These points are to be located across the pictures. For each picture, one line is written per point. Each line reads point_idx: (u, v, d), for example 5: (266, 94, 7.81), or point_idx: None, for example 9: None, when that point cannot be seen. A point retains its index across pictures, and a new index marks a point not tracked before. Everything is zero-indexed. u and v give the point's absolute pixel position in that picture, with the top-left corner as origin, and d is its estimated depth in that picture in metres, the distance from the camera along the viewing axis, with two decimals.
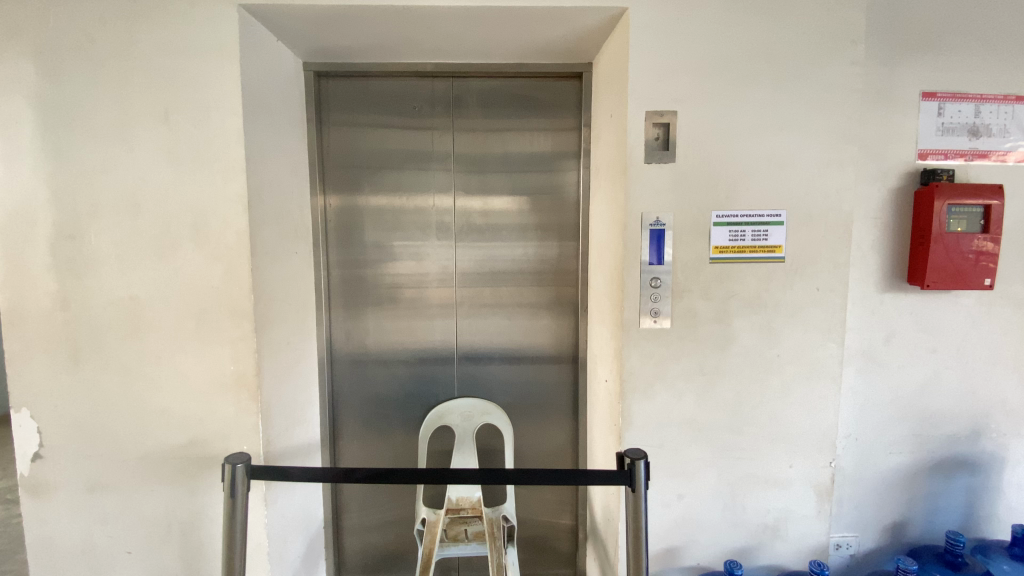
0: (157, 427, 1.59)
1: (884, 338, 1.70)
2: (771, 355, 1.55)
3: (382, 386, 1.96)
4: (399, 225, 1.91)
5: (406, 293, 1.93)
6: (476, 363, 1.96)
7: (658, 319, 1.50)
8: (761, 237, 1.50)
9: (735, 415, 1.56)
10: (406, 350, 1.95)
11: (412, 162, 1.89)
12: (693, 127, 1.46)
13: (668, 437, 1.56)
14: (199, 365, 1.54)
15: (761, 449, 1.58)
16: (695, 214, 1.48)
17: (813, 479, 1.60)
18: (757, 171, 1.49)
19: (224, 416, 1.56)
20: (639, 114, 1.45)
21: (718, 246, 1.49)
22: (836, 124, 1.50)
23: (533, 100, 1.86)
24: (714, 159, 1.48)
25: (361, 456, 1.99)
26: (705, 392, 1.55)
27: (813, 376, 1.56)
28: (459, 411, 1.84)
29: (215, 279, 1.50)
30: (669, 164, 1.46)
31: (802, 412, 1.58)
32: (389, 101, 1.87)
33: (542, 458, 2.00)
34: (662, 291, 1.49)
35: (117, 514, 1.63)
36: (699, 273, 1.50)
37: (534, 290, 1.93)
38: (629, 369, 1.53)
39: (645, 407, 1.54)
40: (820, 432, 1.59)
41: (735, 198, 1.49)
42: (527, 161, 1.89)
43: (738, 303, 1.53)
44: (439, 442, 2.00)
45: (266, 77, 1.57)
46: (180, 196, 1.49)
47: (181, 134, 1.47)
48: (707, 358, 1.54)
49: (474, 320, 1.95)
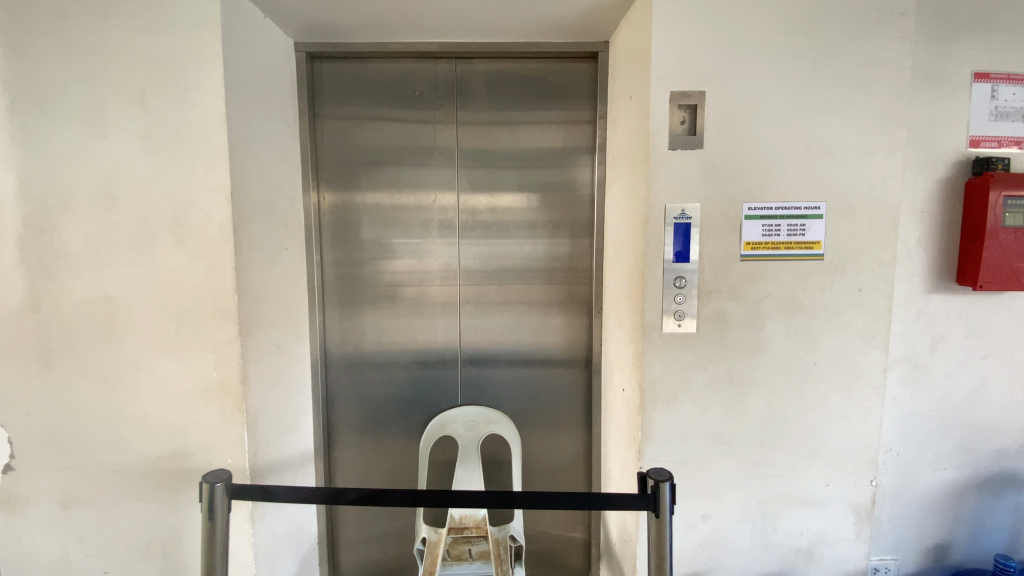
0: (135, 438, 1.46)
1: (930, 343, 1.54)
2: (808, 363, 1.40)
3: (380, 392, 1.83)
4: (398, 220, 1.77)
5: (405, 292, 1.80)
6: (481, 367, 1.82)
7: (683, 322, 1.36)
8: (797, 232, 1.35)
9: (767, 428, 1.42)
10: (406, 354, 1.82)
11: (411, 152, 1.75)
12: (722, 109, 1.32)
13: (692, 452, 1.42)
14: (180, 372, 1.41)
15: (794, 465, 1.44)
16: (724, 205, 1.34)
17: (851, 499, 1.46)
18: (793, 159, 1.34)
19: (207, 426, 1.43)
20: (664, 95, 1.30)
21: (750, 241, 1.35)
22: (882, 107, 1.34)
23: (543, 84, 1.72)
24: (746, 144, 1.33)
25: (358, 466, 1.86)
26: (733, 403, 1.40)
27: (853, 386, 1.41)
28: (463, 419, 1.70)
29: (196, 278, 1.37)
30: (696, 150, 1.32)
31: (841, 426, 1.43)
32: (387, 86, 1.73)
33: (553, 470, 1.86)
34: (688, 291, 1.35)
35: (95, 530, 1.51)
36: (728, 272, 1.36)
37: (543, 289, 1.79)
38: (650, 377, 1.38)
39: (667, 419, 1.40)
40: (861, 448, 1.44)
41: (769, 187, 1.34)
42: (538, 151, 1.74)
43: (772, 304, 1.38)
44: (442, 451, 1.87)
45: (252, 57, 1.44)
46: (158, 186, 1.36)
47: (159, 118, 1.34)
48: (736, 365, 1.39)
49: (479, 322, 1.81)
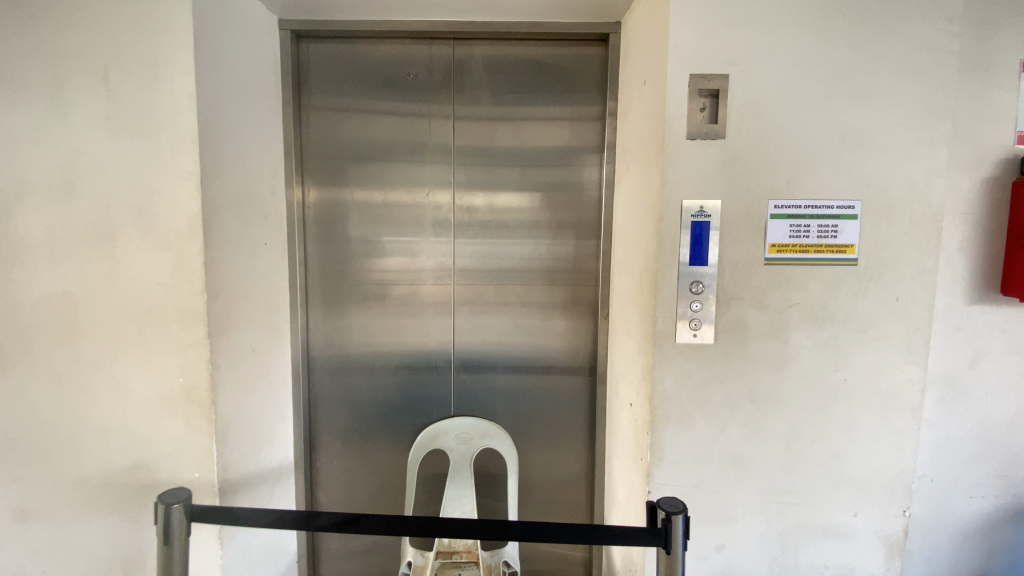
0: (96, 446, 1.34)
1: (970, 359, 1.39)
2: (837, 380, 1.26)
3: (367, 400, 1.70)
4: (389, 215, 1.64)
5: (396, 292, 1.67)
6: (476, 375, 1.69)
7: (699, 332, 1.22)
8: (829, 234, 1.21)
9: (790, 451, 1.28)
10: (395, 359, 1.68)
11: (404, 142, 1.61)
12: (746, 96, 1.18)
13: (706, 475, 1.28)
14: (144, 376, 1.29)
15: (819, 493, 1.30)
16: (747, 203, 1.20)
17: (882, 531, 1.31)
18: (826, 152, 1.20)
19: (173, 436, 1.30)
20: (682, 79, 1.17)
21: (776, 243, 1.21)
22: (926, 96, 1.20)
23: (548, 70, 1.58)
24: (772, 135, 1.19)
25: (342, 479, 1.73)
26: (753, 422, 1.27)
27: (886, 407, 1.27)
28: (456, 432, 1.57)
29: (162, 273, 1.25)
30: (717, 140, 1.18)
31: (872, 450, 1.29)
32: (379, 69, 1.60)
33: (551, 487, 1.72)
34: (705, 298, 1.21)
35: (52, 546, 1.39)
36: (751, 277, 1.22)
37: (544, 291, 1.66)
38: (661, 392, 1.25)
39: (679, 438, 1.26)
40: (893, 476, 1.30)
41: (798, 183, 1.20)
42: (541, 143, 1.61)
43: (799, 314, 1.24)
44: (433, 464, 1.74)
45: (230, 33, 1.31)
46: (121, 171, 1.23)
47: (123, 96, 1.22)
48: (757, 381, 1.25)
49: (475, 326, 1.68)
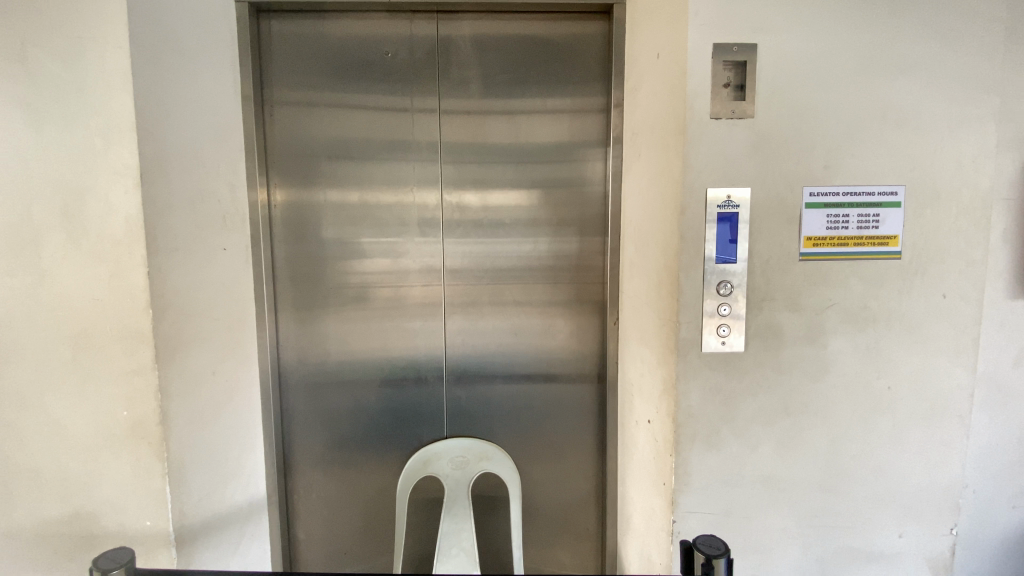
0: (25, 497, 1.12)
1: (1016, 357, 1.25)
2: (880, 388, 1.12)
3: (349, 422, 1.51)
4: (368, 214, 1.45)
5: (377, 300, 1.48)
6: (471, 390, 1.51)
7: (728, 339, 1.07)
8: (870, 225, 1.07)
9: (830, 468, 1.14)
10: (379, 374, 1.50)
11: (384, 133, 1.43)
12: (776, 69, 1.03)
13: (738, 500, 1.13)
14: (80, 410, 1.09)
15: (863, 513, 1.16)
16: (780, 191, 1.05)
17: (928, 552, 1.19)
18: (865, 132, 1.06)
19: (118, 479, 1.11)
20: (704, 50, 1.02)
21: (812, 236, 1.07)
22: (981, 64, 1.06)
23: (544, 48, 1.42)
24: (806, 114, 1.05)
25: (322, 513, 1.53)
26: (789, 438, 1.12)
27: (933, 415, 1.14)
28: (449, 456, 1.37)
29: (97, 288, 1.05)
30: (745, 119, 1.03)
31: (918, 464, 1.16)
32: (353, 48, 1.40)
33: (557, 510, 1.56)
34: (733, 300, 1.06)
35: None
36: (784, 275, 1.08)
37: (543, 294, 1.49)
38: (686, 409, 1.10)
39: (707, 460, 1.12)
40: (939, 490, 1.17)
41: (835, 167, 1.06)
42: (538, 132, 1.44)
43: (838, 315, 1.10)
44: (426, 489, 1.56)
45: (175, 3, 1.11)
46: (43, 167, 1.02)
47: (45, 77, 1.01)
48: (792, 392, 1.11)
49: (468, 335, 1.50)
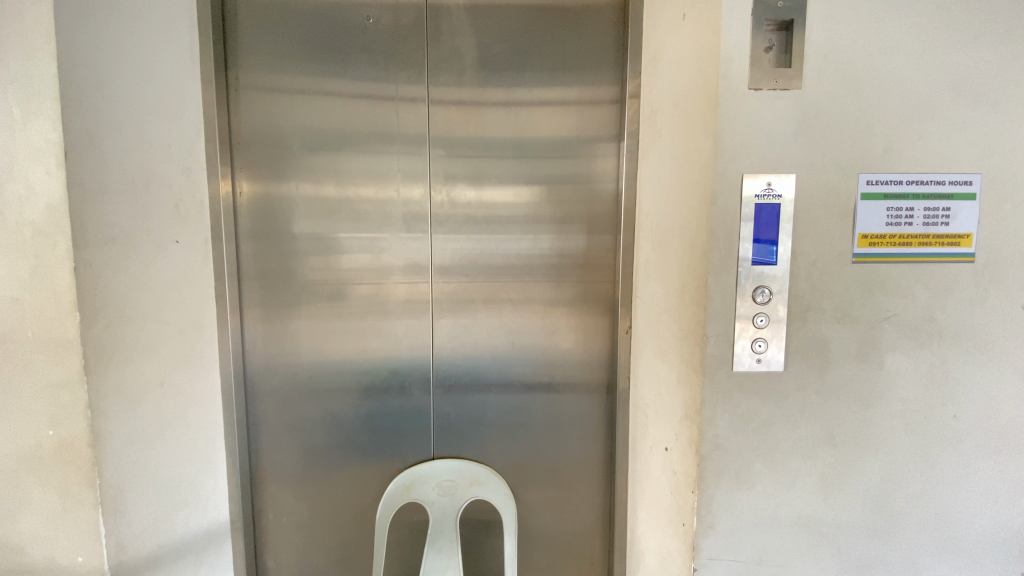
0: None
1: None
2: (944, 416, 0.94)
3: (325, 439, 1.34)
4: (346, 206, 1.28)
5: (357, 302, 1.31)
6: (462, 404, 1.35)
7: (763, 355, 0.90)
8: (938, 221, 0.89)
9: (881, 510, 0.96)
10: (358, 385, 1.33)
11: (364, 120, 1.26)
12: (828, 32, 0.85)
13: (771, 545, 0.96)
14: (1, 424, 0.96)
15: (919, 563, 0.98)
16: (831, 178, 0.88)
17: None
18: (936, 110, 0.88)
19: (44, 502, 0.98)
20: (740, 8, 0.84)
21: (868, 234, 0.89)
22: None
23: (547, 20, 1.24)
24: (864, 87, 0.86)
25: (295, 539, 1.37)
26: (833, 473, 0.94)
27: (1006, 450, 0.96)
28: (435, 479, 1.21)
29: (17, 287, 0.92)
30: (789, 92, 0.86)
31: (987, 506, 0.97)
32: (331, 20, 1.23)
33: (558, 540, 1.39)
34: (770, 309, 0.89)
35: None
36: (834, 280, 0.90)
37: (545, 297, 1.32)
38: (712, 436, 0.93)
39: (735, 498, 0.94)
40: (1011, 537, 0.98)
41: (897, 150, 0.88)
42: (540, 117, 1.27)
43: (895, 328, 0.92)
44: (412, 513, 1.40)
45: None
46: None
47: None
48: (839, 419, 0.93)
49: (459, 343, 1.33)
